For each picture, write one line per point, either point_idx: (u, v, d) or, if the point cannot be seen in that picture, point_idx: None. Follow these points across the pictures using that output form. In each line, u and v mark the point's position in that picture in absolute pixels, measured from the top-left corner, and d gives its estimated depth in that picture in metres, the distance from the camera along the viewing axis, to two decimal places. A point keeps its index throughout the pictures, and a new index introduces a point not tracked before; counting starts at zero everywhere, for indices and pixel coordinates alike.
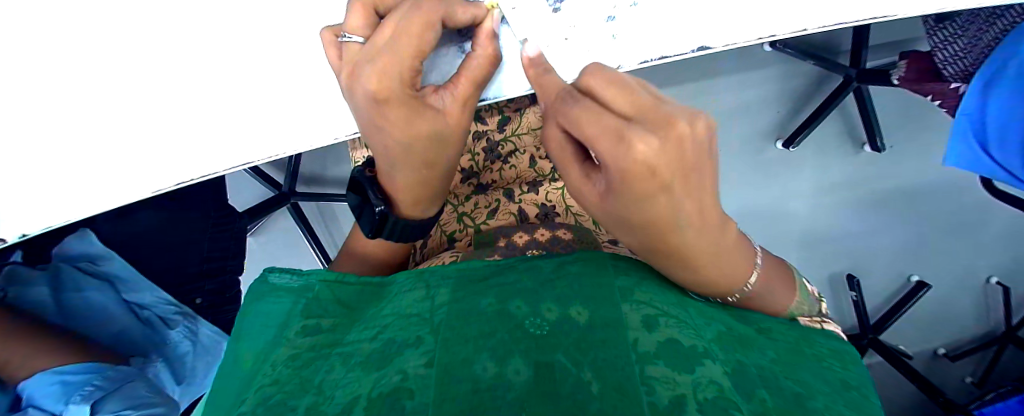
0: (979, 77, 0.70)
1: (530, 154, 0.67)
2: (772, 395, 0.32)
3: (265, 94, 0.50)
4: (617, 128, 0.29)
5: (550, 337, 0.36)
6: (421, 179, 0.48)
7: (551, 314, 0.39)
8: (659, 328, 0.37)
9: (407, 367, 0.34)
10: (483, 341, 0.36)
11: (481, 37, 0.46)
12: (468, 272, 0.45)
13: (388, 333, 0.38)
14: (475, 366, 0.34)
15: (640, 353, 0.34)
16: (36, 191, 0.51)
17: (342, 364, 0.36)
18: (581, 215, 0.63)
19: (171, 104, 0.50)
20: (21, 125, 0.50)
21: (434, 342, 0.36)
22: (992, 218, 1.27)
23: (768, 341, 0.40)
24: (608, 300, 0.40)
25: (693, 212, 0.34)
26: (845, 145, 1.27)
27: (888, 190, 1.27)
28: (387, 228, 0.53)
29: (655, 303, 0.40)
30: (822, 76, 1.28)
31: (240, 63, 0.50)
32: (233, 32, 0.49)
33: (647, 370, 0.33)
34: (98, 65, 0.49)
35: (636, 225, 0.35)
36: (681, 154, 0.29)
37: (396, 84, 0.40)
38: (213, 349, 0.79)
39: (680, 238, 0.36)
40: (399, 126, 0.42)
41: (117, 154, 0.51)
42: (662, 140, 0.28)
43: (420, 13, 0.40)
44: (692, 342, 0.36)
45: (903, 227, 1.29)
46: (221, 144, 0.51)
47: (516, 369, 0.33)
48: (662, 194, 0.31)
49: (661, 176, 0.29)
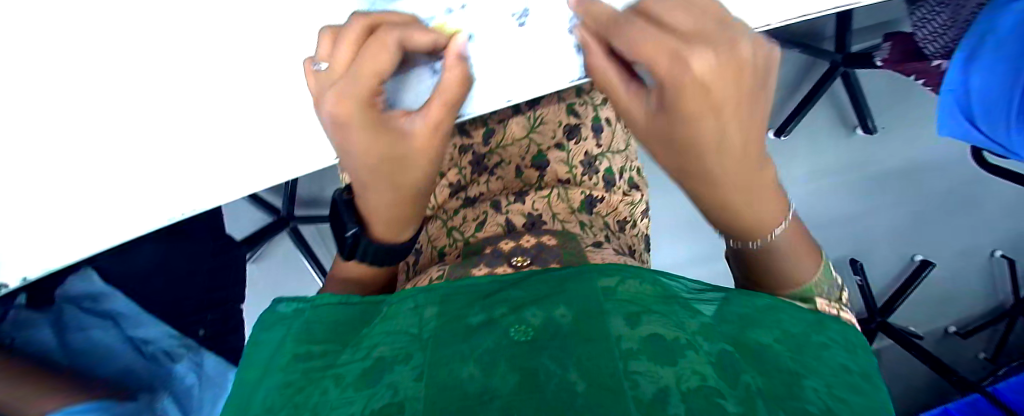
0: (960, 54, 0.69)
1: (515, 164, 0.66)
2: (756, 377, 0.33)
3: (251, 121, 0.51)
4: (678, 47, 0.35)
5: (533, 341, 0.37)
6: (394, 201, 0.49)
7: (536, 319, 0.39)
8: (641, 323, 0.37)
9: (398, 385, 0.35)
10: (470, 350, 0.37)
11: (450, 57, 0.45)
12: (466, 289, 0.44)
13: (378, 351, 0.39)
14: (461, 375, 0.34)
15: (622, 349, 0.34)
16: (25, 234, 0.52)
17: (335, 385, 0.36)
18: (571, 222, 0.60)
19: (160, 138, 0.50)
20: (17, 168, 0.50)
21: (423, 358, 0.37)
22: (988, 192, 1.27)
23: (771, 307, 0.40)
24: (591, 295, 0.40)
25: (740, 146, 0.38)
26: (836, 128, 1.26)
27: (881, 169, 1.27)
28: (358, 250, 0.52)
29: (637, 295, 0.39)
30: (807, 62, 1.28)
31: (225, 91, 0.50)
32: (217, 62, 0.50)
33: (630, 365, 0.33)
34: (86, 109, 0.50)
35: (698, 153, 0.39)
36: (733, 77, 0.36)
37: (355, 104, 0.42)
38: (219, 380, 0.81)
39: (713, 165, 0.39)
40: (361, 143, 0.44)
41: (109, 190, 0.51)
42: (717, 56, 0.35)
43: (377, 41, 0.42)
44: (673, 334, 0.35)
45: (900, 207, 1.29)
46: (212, 176, 0.51)
47: (502, 376, 0.34)
48: (711, 114, 0.36)
49: (714, 100, 0.36)
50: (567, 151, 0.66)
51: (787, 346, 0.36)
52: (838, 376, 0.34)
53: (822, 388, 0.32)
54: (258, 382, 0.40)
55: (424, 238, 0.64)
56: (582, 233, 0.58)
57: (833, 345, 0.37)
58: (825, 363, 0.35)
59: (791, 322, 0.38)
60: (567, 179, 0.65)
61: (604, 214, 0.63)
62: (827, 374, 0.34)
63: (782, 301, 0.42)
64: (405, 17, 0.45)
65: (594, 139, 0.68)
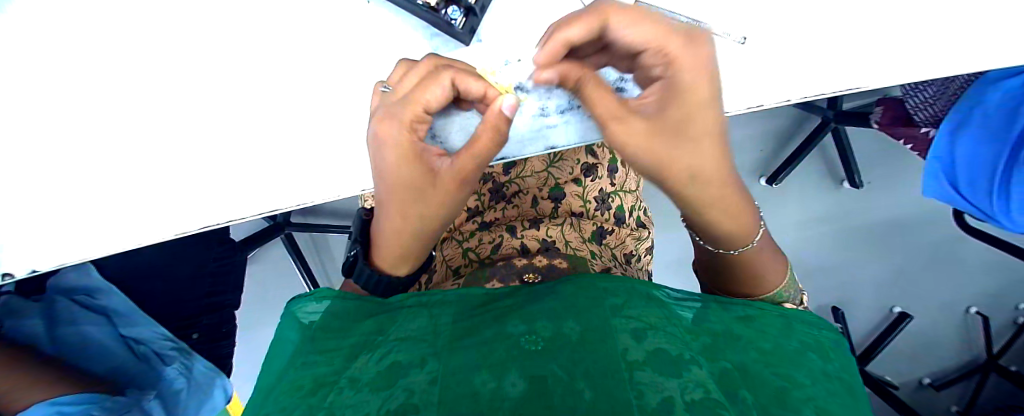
0: (949, 121, 0.73)
1: (533, 194, 0.68)
2: (750, 392, 0.34)
3: (293, 141, 0.51)
4: (661, 27, 0.39)
5: (543, 350, 0.40)
6: (395, 230, 0.50)
7: (546, 329, 0.42)
8: (646, 340, 0.39)
9: (414, 388, 0.37)
10: (484, 360, 0.39)
11: (490, 114, 0.41)
12: (467, 296, 0.50)
13: (393, 357, 0.42)
14: (476, 383, 0.37)
15: (628, 362, 0.36)
16: (39, 226, 0.51)
17: (350, 387, 0.38)
18: (582, 249, 0.60)
19: (196, 146, 0.51)
20: (43, 159, 0.50)
21: (437, 365, 0.40)
22: (966, 251, 1.32)
23: (765, 330, 0.43)
24: (598, 314, 0.42)
25: (714, 170, 0.41)
26: (825, 182, 1.32)
27: (869, 221, 1.32)
28: (358, 271, 0.56)
29: (642, 317, 0.42)
30: (801, 117, 1.33)
31: (269, 109, 0.51)
32: (267, 80, 0.50)
33: (636, 375, 0.35)
34: (118, 106, 0.50)
35: (687, 146, 0.40)
36: (699, 67, 0.39)
37: (394, 131, 0.43)
38: (209, 388, 0.76)
39: (690, 188, 0.42)
40: (391, 168, 0.45)
41: (139, 194, 0.51)
42: (693, 41, 0.39)
43: (434, 81, 0.43)
44: (677, 351, 0.38)
45: (881, 260, 1.34)
46: (240, 188, 0.51)
47: (513, 382, 0.36)
48: (706, 103, 0.39)
49: (697, 85, 0.39)
50: (583, 186, 0.69)
51: (776, 358, 0.39)
52: (824, 388, 0.37)
53: (807, 401, 0.34)
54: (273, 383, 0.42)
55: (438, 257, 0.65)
56: (592, 260, 0.59)
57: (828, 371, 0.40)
58: (812, 370, 0.39)
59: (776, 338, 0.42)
60: (580, 212, 0.67)
61: (613, 246, 0.64)
62: (810, 386, 0.36)
63: (777, 318, 0.46)
64: (472, 67, 0.46)
65: (609, 178, 0.71)
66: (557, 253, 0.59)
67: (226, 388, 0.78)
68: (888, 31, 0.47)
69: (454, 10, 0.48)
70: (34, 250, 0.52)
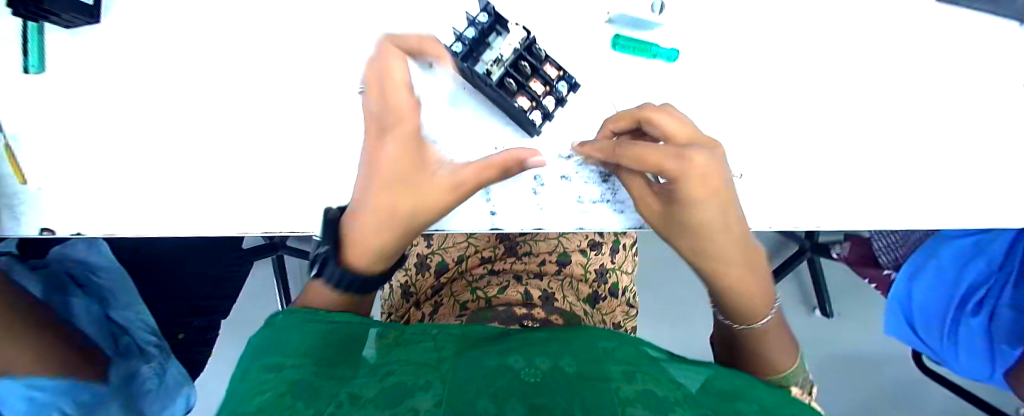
0: (904, 271, 0.82)
1: (542, 256, 0.74)
2: None
3: (347, 168, 0.58)
4: (675, 149, 0.43)
5: (541, 383, 0.44)
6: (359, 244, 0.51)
7: (544, 366, 0.47)
8: (635, 382, 0.44)
9: (418, 406, 0.39)
10: (487, 386, 0.43)
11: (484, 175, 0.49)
12: (477, 333, 0.52)
13: (396, 377, 0.44)
14: (478, 406, 0.40)
15: (620, 398, 0.41)
16: (101, 195, 0.57)
17: (351, 401, 0.40)
18: (576, 304, 0.67)
19: (260, 156, 0.58)
20: (126, 139, 0.58)
21: (442, 387, 0.43)
22: (923, 394, 1.35)
23: (749, 385, 0.48)
24: (595, 360, 0.47)
25: (736, 257, 0.47)
26: (800, 306, 1.39)
27: (839, 351, 1.37)
28: (326, 270, 0.52)
29: (636, 364, 0.47)
30: (780, 242, 1.42)
31: (342, 137, 0.58)
32: (339, 112, 0.59)
33: (628, 410, 0.39)
34: (206, 109, 0.59)
35: (685, 235, 0.47)
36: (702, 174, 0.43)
37: (396, 74, 0.44)
38: (174, 392, 0.79)
39: (703, 247, 0.47)
40: (383, 201, 0.49)
41: (210, 185, 0.58)
42: (700, 162, 0.43)
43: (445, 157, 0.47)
44: (664, 392, 0.43)
45: (849, 390, 1.35)
46: (291, 199, 0.58)
47: (513, 409, 0.40)
48: (712, 199, 0.44)
49: (705, 186, 0.43)
50: (587, 257, 0.76)
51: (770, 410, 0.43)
52: None
53: None
54: (259, 378, 0.41)
55: (446, 293, 0.70)
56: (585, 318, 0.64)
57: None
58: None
59: (766, 392, 0.47)
60: (579, 278, 0.74)
61: (603, 312, 0.71)
62: None
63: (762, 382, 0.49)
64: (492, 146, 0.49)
65: (610, 255, 0.78)
66: (555, 306, 0.64)
67: (189, 398, 0.81)
68: (857, 180, 0.58)
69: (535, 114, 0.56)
70: (102, 216, 0.57)
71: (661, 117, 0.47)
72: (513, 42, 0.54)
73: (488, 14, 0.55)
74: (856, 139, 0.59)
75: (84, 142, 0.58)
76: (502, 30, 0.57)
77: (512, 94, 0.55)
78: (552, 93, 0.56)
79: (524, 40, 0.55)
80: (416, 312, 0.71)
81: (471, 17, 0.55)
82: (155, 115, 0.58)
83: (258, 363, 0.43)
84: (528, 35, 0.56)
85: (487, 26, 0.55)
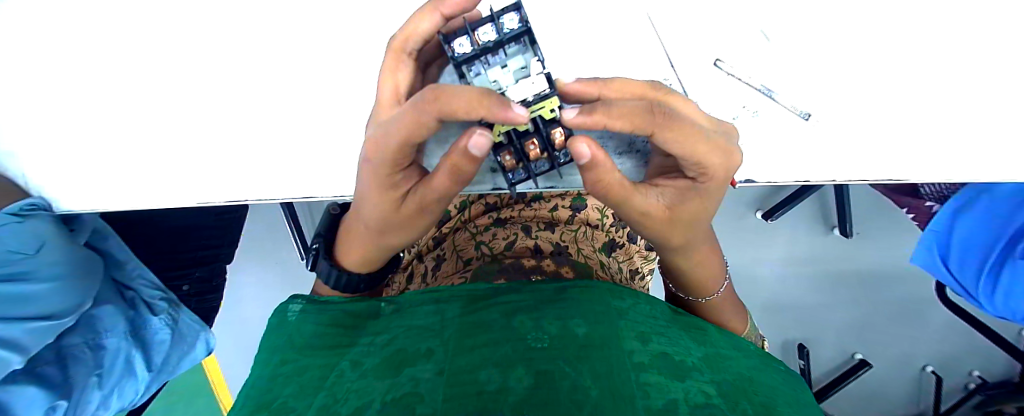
0: (950, 204, 0.77)
1: (555, 202, 0.68)
2: (750, 406, 0.35)
3: (321, 122, 0.51)
4: (700, 162, 0.36)
5: (551, 348, 0.38)
6: (365, 258, 0.52)
7: (553, 327, 0.41)
8: (651, 345, 0.40)
9: (419, 376, 0.36)
10: (490, 353, 0.38)
11: (447, 164, 0.35)
12: (472, 288, 0.48)
13: (397, 343, 0.41)
14: (480, 377, 0.35)
15: (635, 363, 0.37)
16: (66, 157, 0.53)
17: (352, 370, 0.39)
18: (592, 257, 0.61)
19: (226, 108, 0.51)
20: (75, 91, 0.51)
21: (444, 356, 0.39)
22: (931, 315, 1.27)
23: (764, 364, 0.45)
24: (608, 319, 0.42)
25: (698, 242, 0.48)
26: (816, 226, 1.27)
27: (855, 268, 1.28)
28: (319, 267, 0.56)
29: (646, 326, 0.43)
30: None
31: (314, 87, 0.50)
32: (307, 58, 0.50)
33: (643, 377, 0.35)
34: (156, 54, 0.50)
35: (672, 231, 0.42)
36: (713, 179, 0.38)
37: (384, 90, 0.39)
38: (188, 335, 0.83)
39: (684, 241, 0.45)
40: (358, 251, 0.52)
41: (180, 143, 0.52)
42: (727, 158, 0.37)
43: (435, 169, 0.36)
44: (682, 356, 0.39)
45: (854, 305, 1.30)
46: (264, 157, 0.52)
47: (518, 378, 0.34)
48: (711, 196, 0.40)
49: (713, 187, 0.39)
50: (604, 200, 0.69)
51: (788, 389, 0.42)
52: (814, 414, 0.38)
53: None
54: (269, 383, 0.41)
55: (449, 245, 0.66)
56: (599, 271, 0.58)
57: (811, 402, 0.42)
58: (806, 398, 0.43)
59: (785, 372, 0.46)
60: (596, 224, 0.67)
61: (621, 260, 0.66)
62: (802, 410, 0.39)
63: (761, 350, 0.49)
64: (448, 156, 0.35)
65: None
66: (566, 259, 0.59)
67: (207, 343, 0.86)
68: None
69: (517, 173, 0.45)
70: (75, 179, 0.54)
71: (656, 115, 0.33)
72: (520, 95, 0.38)
73: (520, 19, 0.37)
74: (970, 66, 0.47)
75: (34, 94, 0.51)
76: (531, 46, 0.38)
77: (493, 149, 0.41)
78: (551, 159, 0.44)
79: (527, 107, 0.38)
80: (419, 265, 0.68)
81: (491, 16, 0.36)
82: (118, 52, 0.50)
83: (273, 360, 0.44)
84: (546, 95, 0.38)
85: (508, 39, 0.37)
